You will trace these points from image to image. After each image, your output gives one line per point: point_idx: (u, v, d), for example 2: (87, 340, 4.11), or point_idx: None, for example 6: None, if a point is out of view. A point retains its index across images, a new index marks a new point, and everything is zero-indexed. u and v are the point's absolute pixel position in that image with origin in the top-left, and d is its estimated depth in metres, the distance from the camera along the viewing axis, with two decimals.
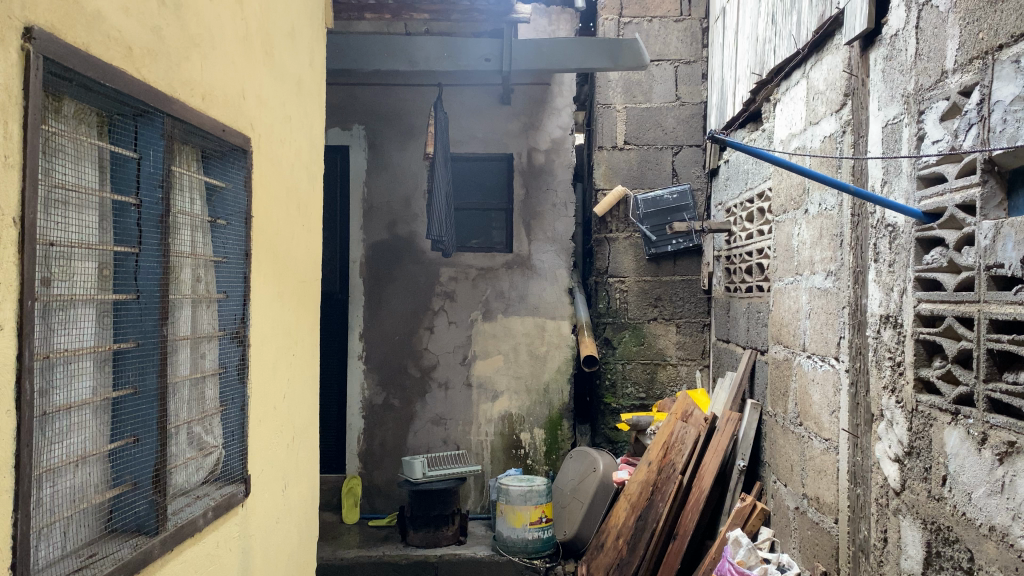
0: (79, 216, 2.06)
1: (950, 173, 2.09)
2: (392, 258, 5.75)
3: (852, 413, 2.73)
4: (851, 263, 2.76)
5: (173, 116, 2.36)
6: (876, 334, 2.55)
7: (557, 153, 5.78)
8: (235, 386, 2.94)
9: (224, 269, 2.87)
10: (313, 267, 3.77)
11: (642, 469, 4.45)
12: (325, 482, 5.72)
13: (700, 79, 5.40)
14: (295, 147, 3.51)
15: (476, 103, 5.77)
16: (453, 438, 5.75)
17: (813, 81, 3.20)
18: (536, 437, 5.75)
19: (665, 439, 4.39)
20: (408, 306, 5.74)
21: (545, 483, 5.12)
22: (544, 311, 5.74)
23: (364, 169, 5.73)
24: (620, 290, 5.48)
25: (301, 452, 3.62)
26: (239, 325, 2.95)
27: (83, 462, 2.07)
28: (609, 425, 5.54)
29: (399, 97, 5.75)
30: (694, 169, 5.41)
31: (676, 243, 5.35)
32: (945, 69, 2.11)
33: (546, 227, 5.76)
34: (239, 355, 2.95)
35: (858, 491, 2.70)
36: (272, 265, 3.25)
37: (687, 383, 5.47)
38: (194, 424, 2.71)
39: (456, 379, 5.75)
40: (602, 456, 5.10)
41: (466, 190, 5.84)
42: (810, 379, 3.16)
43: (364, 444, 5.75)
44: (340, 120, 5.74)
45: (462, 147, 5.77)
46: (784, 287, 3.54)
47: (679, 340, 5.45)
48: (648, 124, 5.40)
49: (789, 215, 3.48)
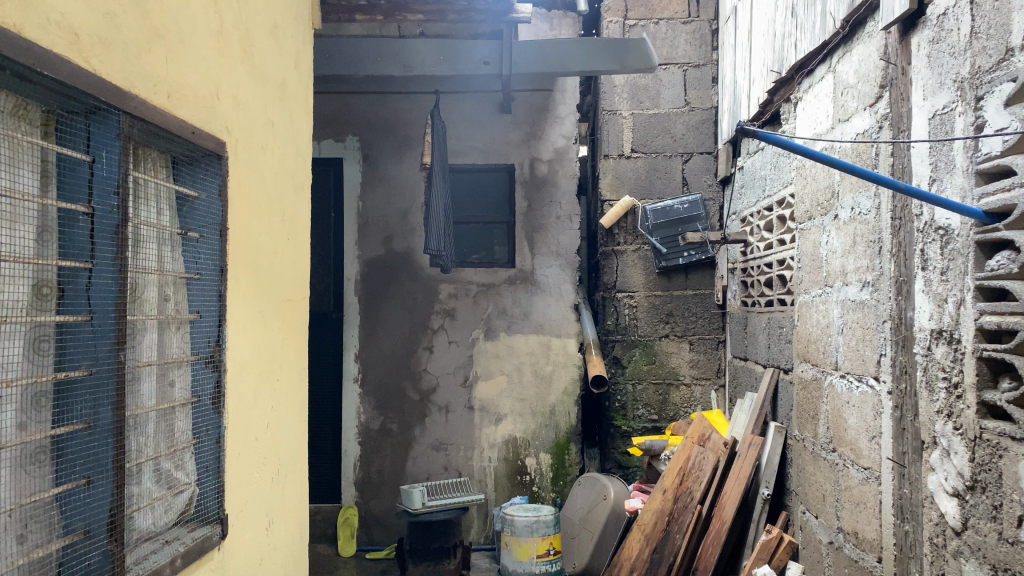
0: (12, 229, 1.79)
1: (1019, 165, 1.82)
2: (389, 275, 5.49)
3: (897, 441, 2.44)
4: (893, 273, 2.48)
5: (131, 114, 2.12)
6: (925, 352, 2.26)
7: (560, 163, 5.52)
8: (210, 418, 2.67)
9: (196, 287, 2.61)
10: (302, 285, 3.50)
11: (656, 498, 4.08)
12: (320, 511, 5.44)
13: (710, 83, 5.14)
14: (280, 154, 3.25)
15: (475, 111, 5.52)
16: (455, 464, 5.45)
17: (841, 75, 2.93)
18: (542, 462, 5.44)
19: (680, 465, 4.08)
20: (406, 325, 5.47)
21: (552, 513, 4.77)
22: (548, 328, 5.45)
23: (359, 183, 5.49)
24: (629, 306, 5.18)
25: (288, 485, 3.33)
26: (213, 349, 2.68)
27: (16, 509, 1.79)
28: (618, 449, 5.20)
29: (394, 106, 5.50)
30: (706, 177, 5.13)
31: (688, 256, 5.07)
32: (1010, 46, 1.84)
33: (550, 240, 5.49)
34: (214, 382, 2.69)
35: (905, 528, 2.40)
36: (255, 283, 2.99)
37: (701, 405, 5.16)
38: (162, 460, 2.46)
39: (457, 402, 5.46)
40: (613, 483, 4.79)
41: (466, 204, 5.57)
42: (844, 401, 2.88)
43: (360, 471, 5.46)
44: (332, 132, 5.51)
45: (462, 159, 5.51)
46: (811, 300, 3.25)
47: (693, 358, 5.15)
48: (656, 131, 5.14)
49: (816, 222, 3.20)
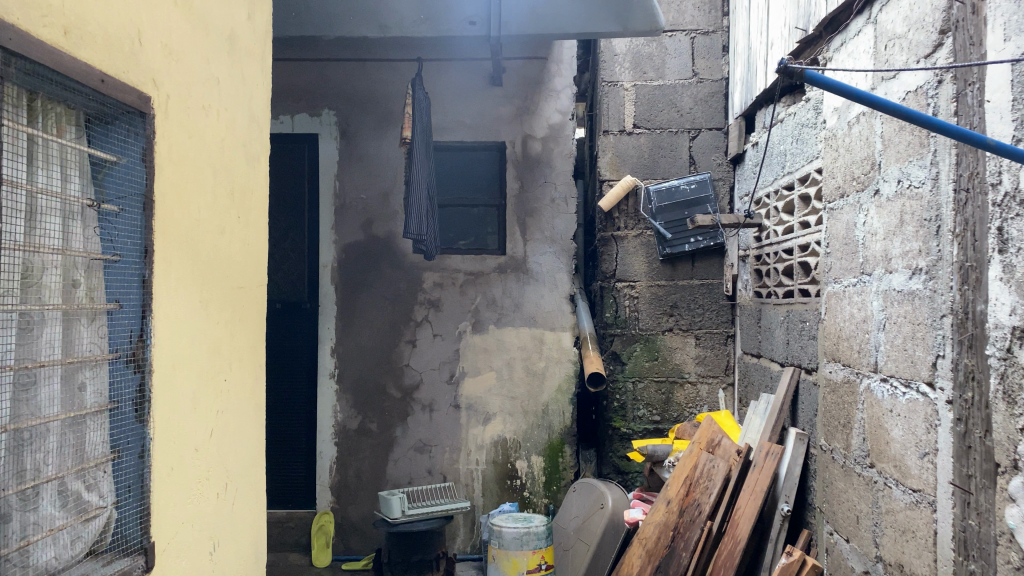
0: None
1: None
2: (369, 262, 5.04)
3: (960, 462, 2.01)
4: (956, 258, 2.04)
5: (4, 48, 1.69)
6: (1002, 354, 1.84)
7: (555, 141, 5.06)
8: (131, 429, 2.21)
9: (114, 271, 2.18)
10: (256, 271, 3.05)
11: (659, 509, 3.67)
12: (294, 518, 5.02)
13: (720, 52, 4.68)
14: (227, 120, 2.80)
15: (463, 83, 5.06)
16: (439, 468, 5.01)
17: (884, 25, 2.49)
18: (534, 466, 5.00)
19: (686, 474, 3.66)
20: (386, 317, 5.03)
21: (544, 524, 4.33)
22: (541, 321, 5.01)
23: (335, 162, 5.04)
24: (629, 297, 4.74)
25: (237, 501, 2.89)
26: (136, 346, 2.23)
27: None
28: (618, 453, 4.77)
29: (374, 77, 5.04)
30: (715, 155, 4.69)
31: (694, 242, 4.61)
32: None
33: (544, 225, 5.04)
34: (137, 385, 2.23)
35: (971, 568, 1.97)
36: (192, 267, 2.53)
37: (708, 405, 4.73)
38: (68, 479, 2.03)
39: (442, 401, 5.02)
40: (611, 490, 4.35)
41: (452, 184, 5.13)
42: (886, 410, 2.45)
43: (337, 474, 5.02)
44: (307, 105, 5.05)
45: (448, 135, 5.06)
46: (843, 291, 2.82)
47: (699, 354, 4.72)
48: (661, 104, 4.69)
49: (850, 200, 2.76)
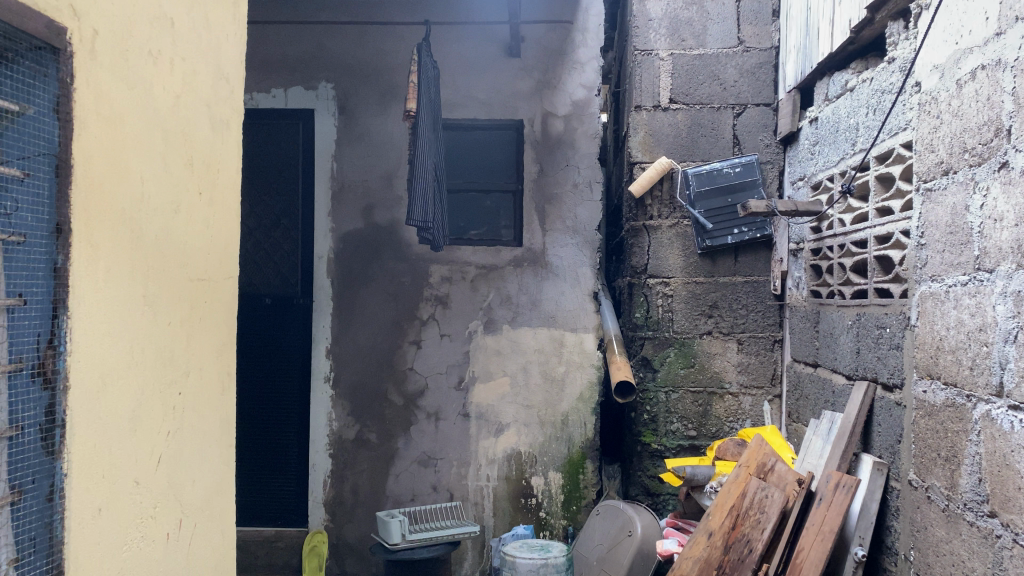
0: None
1: None
2: (369, 254, 4.51)
3: None
4: None
5: None
6: None
7: (579, 119, 4.52)
8: (37, 462, 1.69)
9: (15, 256, 1.66)
10: (224, 261, 2.53)
11: (698, 543, 3.03)
12: (284, 538, 4.51)
13: (770, 17, 4.12)
14: (186, 74, 2.28)
15: (477, 53, 4.53)
16: (446, 484, 4.47)
17: None
18: (551, 483, 4.46)
19: (731, 504, 3.04)
20: (388, 314, 4.51)
21: (564, 556, 3.78)
22: (561, 321, 4.47)
23: (333, 140, 4.51)
24: (662, 295, 4.20)
25: (196, 537, 2.37)
26: (45, 354, 1.71)
27: None
28: (648, 472, 4.23)
29: (378, 46, 4.51)
30: (763, 135, 4.13)
31: (738, 232, 4.08)
32: None
33: (565, 213, 4.50)
34: (46, 407, 1.71)
35: None
36: (134, 254, 2.01)
37: (751, 419, 4.18)
38: None
39: (449, 409, 4.48)
40: (641, 514, 3.80)
41: (464, 168, 4.60)
42: (1017, 446, 1.90)
43: (332, 490, 4.50)
44: (302, 77, 4.52)
45: (459, 112, 4.53)
46: (944, 291, 2.28)
47: (741, 361, 4.17)
48: (701, 77, 4.13)
49: (958, 178, 2.21)
